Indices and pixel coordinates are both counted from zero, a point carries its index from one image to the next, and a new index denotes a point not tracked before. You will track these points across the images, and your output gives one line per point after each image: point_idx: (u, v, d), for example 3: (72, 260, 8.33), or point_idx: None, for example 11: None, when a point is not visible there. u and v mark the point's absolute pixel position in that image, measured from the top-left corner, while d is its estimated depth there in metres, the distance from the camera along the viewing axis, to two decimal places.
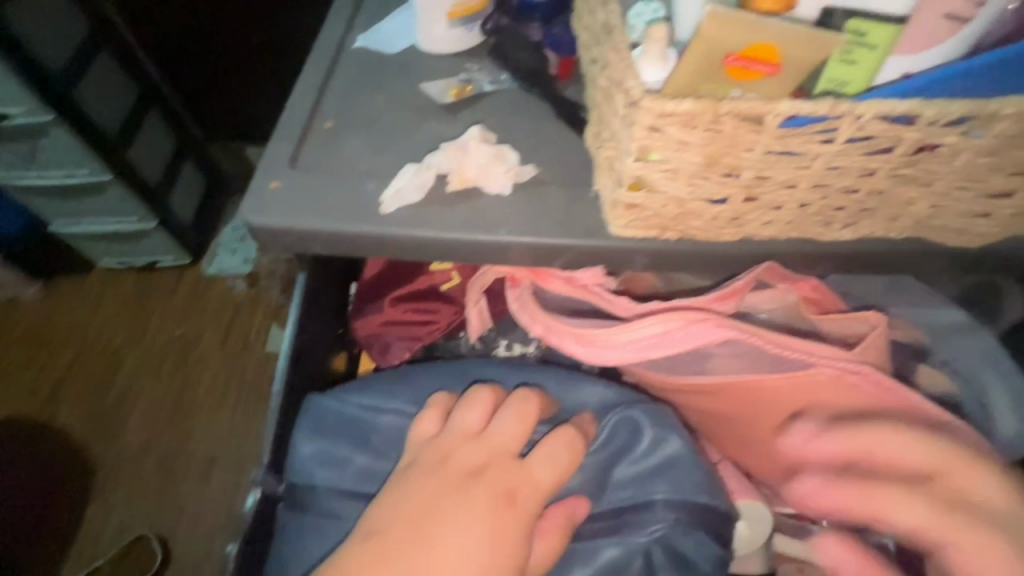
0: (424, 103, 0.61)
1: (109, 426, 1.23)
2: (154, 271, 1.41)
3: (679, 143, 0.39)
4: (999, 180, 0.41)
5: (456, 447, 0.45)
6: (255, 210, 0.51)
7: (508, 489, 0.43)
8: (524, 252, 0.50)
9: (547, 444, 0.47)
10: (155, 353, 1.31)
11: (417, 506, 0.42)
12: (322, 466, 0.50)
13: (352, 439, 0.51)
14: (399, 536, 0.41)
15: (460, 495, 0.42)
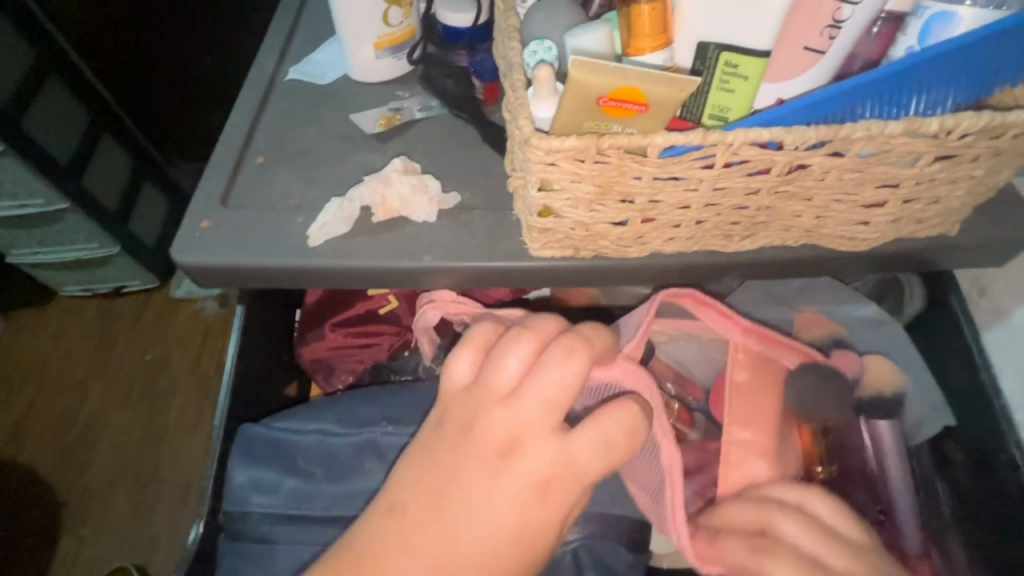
0: (354, 133, 0.64)
1: (77, 459, 1.21)
2: (118, 297, 1.39)
3: (572, 175, 0.42)
4: (869, 191, 0.45)
5: (493, 421, 0.37)
6: (186, 250, 0.52)
7: (546, 480, 0.36)
8: (449, 276, 0.53)
9: (538, 384, 0.38)
10: (121, 382, 1.29)
11: (443, 472, 0.37)
12: (256, 492, 0.50)
13: (284, 463, 0.51)
14: (414, 520, 0.36)
15: (500, 476, 0.36)
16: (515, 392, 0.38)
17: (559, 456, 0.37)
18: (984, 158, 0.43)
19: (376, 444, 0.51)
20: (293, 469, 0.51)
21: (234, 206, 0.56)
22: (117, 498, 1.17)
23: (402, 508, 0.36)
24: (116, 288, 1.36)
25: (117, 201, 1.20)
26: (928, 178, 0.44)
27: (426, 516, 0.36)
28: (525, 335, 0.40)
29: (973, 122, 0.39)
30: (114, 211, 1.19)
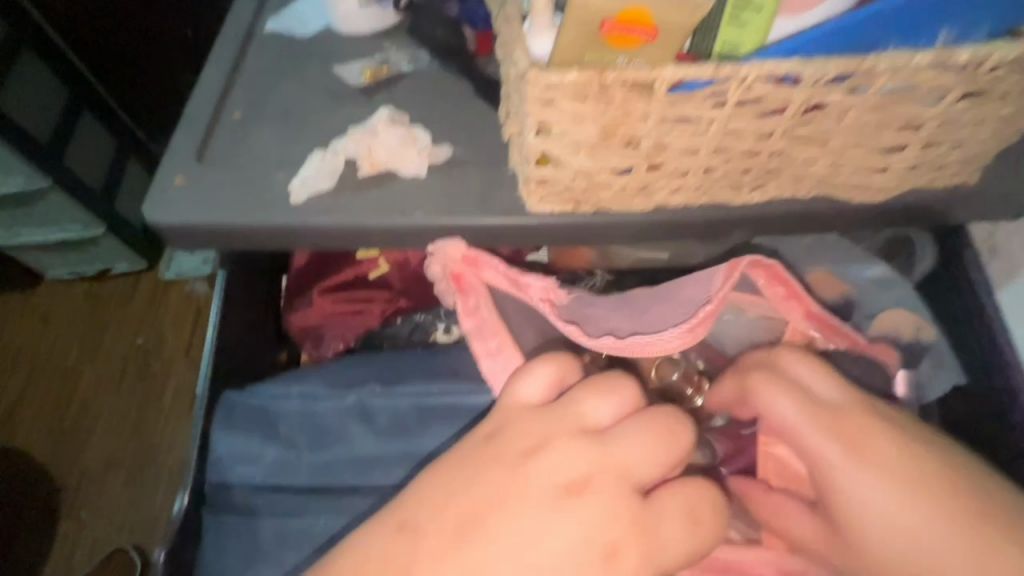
0: (338, 87, 0.59)
1: (69, 446, 1.14)
2: (103, 280, 1.29)
3: (574, 115, 0.38)
4: (889, 135, 0.42)
5: (569, 453, 0.36)
6: (160, 208, 0.49)
7: (609, 541, 0.34)
8: (442, 233, 0.50)
9: (620, 436, 0.37)
10: (113, 365, 1.20)
11: (488, 495, 0.35)
12: (238, 463, 0.48)
13: (266, 430, 0.48)
14: (443, 544, 0.34)
15: (555, 511, 0.34)
16: (606, 427, 0.38)
17: (631, 512, 0.35)
18: (1012, 95, 0.40)
19: (365, 408, 0.48)
20: (266, 440, 0.48)
21: (211, 163, 0.52)
22: (115, 482, 1.10)
23: (433, 522, 0.35)
24: (102, 270, 1.27)
25: (103, 180, 1.13)
26: (951, 118, 0.41)
27: (464, 541, 0.34)
28: (617, 390, 0.40)
29: (1004, 52, 0.36)
30: (101, 191, 1.12)
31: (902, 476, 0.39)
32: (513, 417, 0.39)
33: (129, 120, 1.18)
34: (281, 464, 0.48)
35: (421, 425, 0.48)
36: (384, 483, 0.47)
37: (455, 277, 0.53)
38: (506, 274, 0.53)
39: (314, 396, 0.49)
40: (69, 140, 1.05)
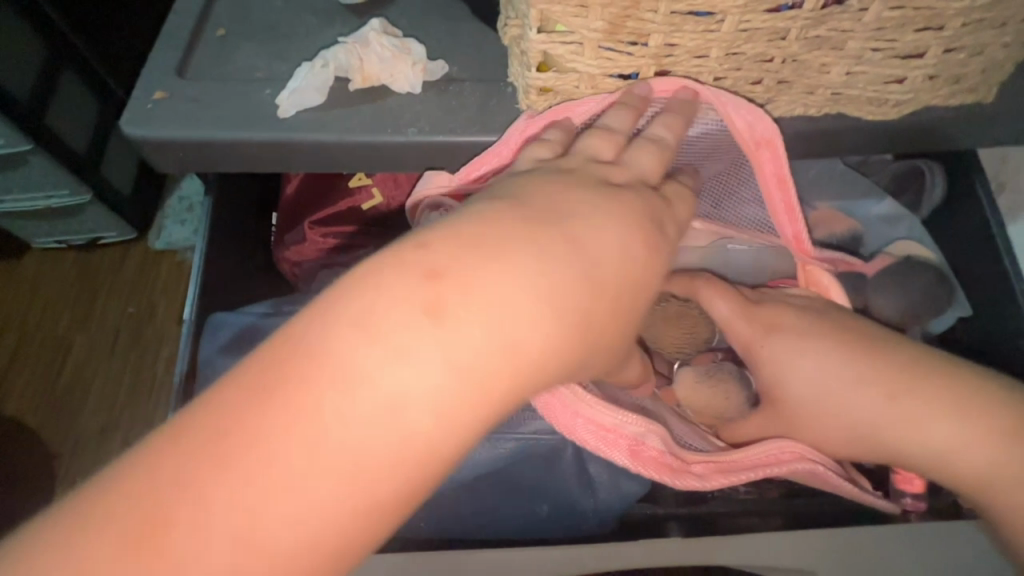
0: (326, 5, 0.56)
1: (62, 409, 1.10)
2: (95, 249, 1.23)
3: (578, 6, 0.36)
4: (909, 37, 0.40)
5: (652, 211, 0.35)
6: (138, 122, 0.46)
7: (568, 323, 0.28)
8: (440, 152, 0.47)
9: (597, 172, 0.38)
10: (107, 331, 1.16)
11: (416, 280, 0.26)
12: (223, 384, 0.46)
13: (251, 349, 0.47)
14: (548, 209, 0.31)
15: (513, 288, 0.27)
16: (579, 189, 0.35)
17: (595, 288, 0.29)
18: None
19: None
20: (246, 361, 0.47)
21: (192, 78, 0.49)
22: (116, 442, 1.08)
23: (540, 198, 0.31)
24: (92, 240, 1.21)
25: (87, 143, 1.05)
26: (975, 18, 0.39)
27: (558, 213, 0.31)
28: None
29: None
30: (86, 155, 1.04)
31: (951, 403, 0.38)
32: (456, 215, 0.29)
33: (111, 81, 1.09)
34: None
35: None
36: None
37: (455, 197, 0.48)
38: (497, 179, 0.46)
39: (303, 313, 0.48)
40: (49, 97, 0.96)
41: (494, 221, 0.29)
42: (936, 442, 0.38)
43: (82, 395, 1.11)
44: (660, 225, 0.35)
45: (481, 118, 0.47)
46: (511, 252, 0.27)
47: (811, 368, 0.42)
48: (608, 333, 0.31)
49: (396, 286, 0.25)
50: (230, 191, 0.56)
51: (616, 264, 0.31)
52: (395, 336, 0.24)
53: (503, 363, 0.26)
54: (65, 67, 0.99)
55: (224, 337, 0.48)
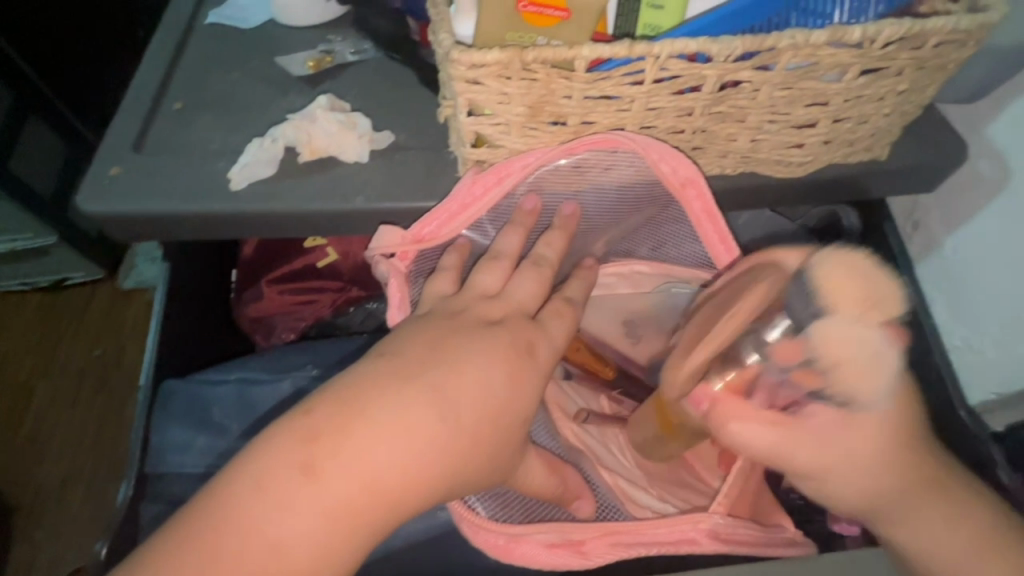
0: (281, 77, 0.59)
1: (19, 462, 1.07)
2: (59, 290, 1.22)
3: (500, 94, 0.40)
4: (801, 111, 0.45)
5: (527, 332, 0.38)
6: (93, 197, 0.48)
7: (447, 462, 0.31)
8: (387, 217, 0.50)
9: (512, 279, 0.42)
10: (69, 379, 1.14)
11: (301, 448, 0.29)
12: (173, 452, 0.48)
13: (198, 418, 0.49)
14: (418, 356, 0.33)
15: (388, 442, 0.30)
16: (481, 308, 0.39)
17: (477, 424, 0.32)
18: (907, 72, 0.43)
19: (298, 391, 0.49)
20: (198, 428, 0.48)
21: (148, 152, 0.52)
22: (76, 495, 1.05)
23: (412, 344, 0.34)
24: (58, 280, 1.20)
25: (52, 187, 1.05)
26: (855, 96, 0.44)
27: (427, 355, 0.33)
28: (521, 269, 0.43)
29: (893, 30, 0.39)
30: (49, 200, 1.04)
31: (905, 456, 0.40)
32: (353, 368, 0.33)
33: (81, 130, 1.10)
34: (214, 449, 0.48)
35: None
36: None
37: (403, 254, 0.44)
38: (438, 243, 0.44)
39: (249, 381, 0.50)
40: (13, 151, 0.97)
41: (383, 373, 0.32)
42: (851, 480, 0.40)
43: (42, 447, 1.09)
44: (532, 349, 0.37)
45: (425, 184, 0.51)
46: (376, 410, 0.30)
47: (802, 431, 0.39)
48: (488, 458, 0.33)
49: (274, 459, 0.29)
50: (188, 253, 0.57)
51: (480, 398, 0.33)
52: (277, 494, 0.28)
53: (383, 510, 0.30)
54: (32, 119, 1.00)
55: (177, 405, 0.50)
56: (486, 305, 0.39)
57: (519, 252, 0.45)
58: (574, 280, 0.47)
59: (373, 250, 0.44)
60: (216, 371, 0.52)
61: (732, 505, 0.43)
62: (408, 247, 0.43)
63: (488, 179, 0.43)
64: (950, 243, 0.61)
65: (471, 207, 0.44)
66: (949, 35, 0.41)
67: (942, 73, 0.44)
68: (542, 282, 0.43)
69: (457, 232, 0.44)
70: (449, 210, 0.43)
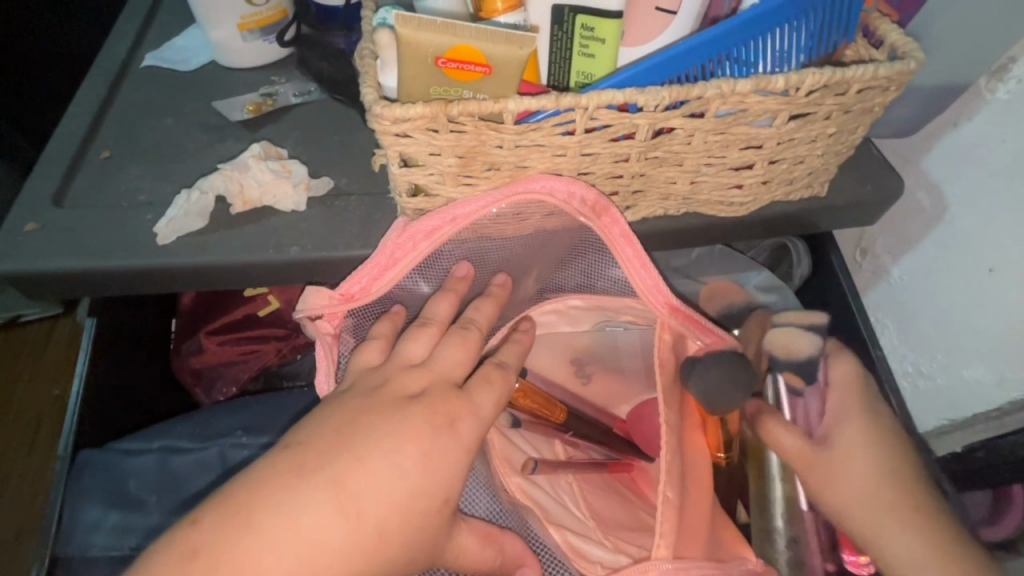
0: (218, 122, 0.58)
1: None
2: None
3: (429, 147, 0.39)
4: (736, 154, 0.45)
5: (447, 404, 0.36)
6: (4, 257, 0.46)
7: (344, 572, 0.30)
8: (322, 266, 0.49)
9: (435, 350, 0.41)
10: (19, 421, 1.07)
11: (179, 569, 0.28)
12: (92, 533, 0.44)
13: (112, 491, 0.46)
14: (321, 450, 0.32)
15: (276, 555, 0.29)
16: (405, 381, 0.38)
17: (379, 524, 0.31)
18: (835, 115, 0.44)
19: (224, 459, 0.47)
20: (118, 506, 0.45)
21: (70, 206, 0.49)
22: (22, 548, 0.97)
23: (320, 437, 0.33)
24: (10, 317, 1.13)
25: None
26: (789, 138, 0.44)
27: (332, 448, 0.32)
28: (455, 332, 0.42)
29: (816, 78, 0.40)
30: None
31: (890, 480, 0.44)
32: (254, 474, 0.31)
33: None
34: (133, 527, 0.44)
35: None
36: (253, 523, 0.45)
37: (332, 316, 0.44)
38: (360, 290, 0.44)
39: (172, 449, 0.48)
40: None
41: (282, 473, 0.31)
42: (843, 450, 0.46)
43: None
44: (453, 423, 0.36)
45: (363, 231, 0.49)
46: (273, 516, 0.29)
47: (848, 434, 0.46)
48: (396, 557, 0.32)
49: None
50: (118, 310, 0.54)
51: (388, 485, 0.32)
52: None
53: None
54: None
55: (93, 480, 0.46)
56: (406, 377, 0.38)
57: (451, 315, 0.44)
58: (508, 345, 0.46)
59: (299, 312, 0.44)
60: (137, 440, 0.48)
61: (678, 545, 0.41)
62: (337, 309, 0.44)
63: (427, 225, 0.43)
64: (897, 269, 0.63)
65: (398, 257, 0.44)
66: (870, 82, 0.41)
67: (870, 115, 0.45)
68: (468, 347, 0.41)
69: (389, 285, 0.45)
70: (375, 263, 0.44)
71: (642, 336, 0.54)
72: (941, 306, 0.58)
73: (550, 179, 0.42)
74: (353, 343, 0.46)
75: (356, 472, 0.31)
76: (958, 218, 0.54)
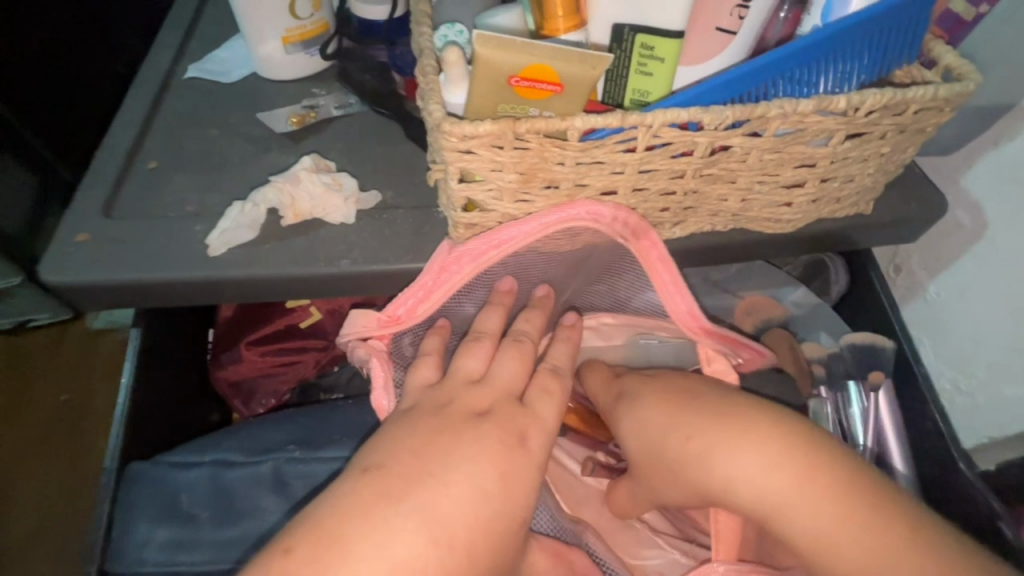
0: (261, 134, 0.58)
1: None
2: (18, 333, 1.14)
3: (492, 163, 0.39)
4: (789, 172, 0.45)
5: (512, 428, 0.36)
6: (58, 269, 0.46)
7: None
8: (373, 279, 0.49)
9: (497, 365, 0.40)
10: (37, 424, 1.06)
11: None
12: (147, 550, 0.44)
13: (164, 506, 0.46)
14: (401, 472, 0.32)
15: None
16: (469, 401, 0.38)
17: (462, 540, 0.31)
18: (889, 135, 0.44)
19: (279, 476, 0.47)
20: (173, 522, 0.45)
21: (119, 217, 0.50)
22: (41, 552, 0.96)
23: (397, 457, 0.33)
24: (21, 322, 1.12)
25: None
26: (843, 157, 0.44)
27: (414, 474, 0.32)
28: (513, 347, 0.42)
29: (877, 99, 0.40)
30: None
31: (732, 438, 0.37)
32: (333, 497, 0.31)
33: None
34: (189, 543, 0.44)
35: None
36: None
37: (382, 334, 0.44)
38: (400, 309, 0.44)
39: (226, 463, 0.47)
40: None
41: (364, 490, 0.31)
42: (735, 480, 0.36)
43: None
44: (526, 441, 0.36)
45: (412, 244, 0.50)
46: (367, 546, 0.29)
47: (631, 415, 0.43)
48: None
49: None
50: (160, 321, 0.54)
51: (470, 508, 0.31)
52: None
53: None
54: None
55: (144, 496, 0.46)
56: (468, 395, 0.38)
57: (500, 328, 0.44)
58: (557, 343, 0.45)
59: (346, 336, 0.44)
60: (185, 456, 0.48)
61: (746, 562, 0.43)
62: (384, 331, 0.44)
63: (476, 248, 0.43)
64: (934, 287, 0.62)
65: (445, 279, 0.44)
66: (928, 102, 0.42)
67: (921, 136, 0.46)
68: (525, 362, 0.41)
69: (435, 307, 0.44)
70: (422, 287, 0.44)
71: (678, 350, 0.51)
72: (980, 324, 0.57)
73: (593, 206, 0.42)
74: (405, 359, 0.45)
75: (426, 486, 0.31)
76: (998, 236, 0.54)
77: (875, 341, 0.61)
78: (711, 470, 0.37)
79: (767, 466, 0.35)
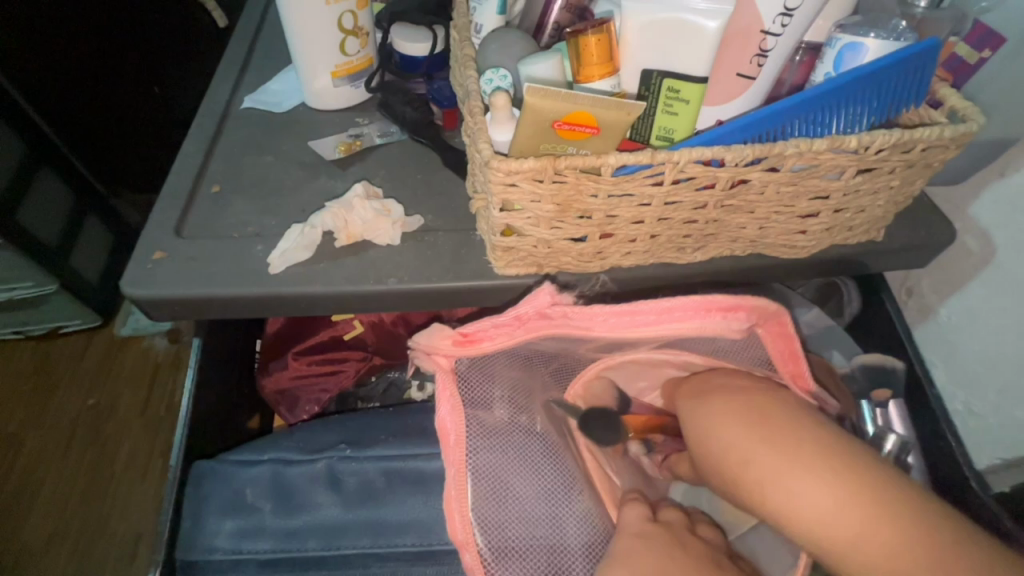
0: (312, 161, 0.63)
1: (12, 512, 1.03)
2: (56, 337, 1.20)
3: (532, 195, 0.43)
4: (804, 204, 0.49)
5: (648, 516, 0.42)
6: (137, 283, 0.51)
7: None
8: (417, 294, 0.53)
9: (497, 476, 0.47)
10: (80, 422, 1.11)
11: None
12: (226, 539, 0.48)
13: (228, 502, 0.50)
14: None
15: None
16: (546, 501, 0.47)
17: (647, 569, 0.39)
18: (899, 170, 0.48)
19: (333, 473, 0.51)
20: (236, 519, 0.49)
21: (188, 237, 0.55)
22: (79, 545, 1.00)
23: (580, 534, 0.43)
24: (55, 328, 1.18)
25: (58, 239, 1.01)
26: (855, 190, 0.48)
27: None
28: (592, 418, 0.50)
29: (885, 139, 0.44)
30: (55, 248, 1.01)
31: (832, 453, 0.38)
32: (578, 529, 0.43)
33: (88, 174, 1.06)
34: (255, 537, 0.48)
35: (386, 492, 0.50)
36: (350, 551, 0.48)
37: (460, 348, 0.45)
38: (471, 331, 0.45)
39: (285, 461, 0.51)
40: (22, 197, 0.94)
41: None
42: (810, 500, 0.37)
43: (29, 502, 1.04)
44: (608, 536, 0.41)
45: (451, 264, 0.54)
46: None
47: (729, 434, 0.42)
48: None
49: None
50: (218, 330, 0.59)
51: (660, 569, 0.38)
52: None
53: None
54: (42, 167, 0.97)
55: (213, 493, 0.50)
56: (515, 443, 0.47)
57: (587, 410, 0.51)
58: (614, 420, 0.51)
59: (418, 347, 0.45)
60: (247, 458, 0.52)
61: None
62: (454, 351, 0.45)
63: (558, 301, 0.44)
64: (946, 309, 0.63)
65: (528, 322, 0.45)
66: (935, 142, 0.45)
67: (928, 172, 0.49)
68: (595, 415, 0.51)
69: (511, 340, 0.46)
70: (506, 335, 0.45)
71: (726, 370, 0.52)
72: (991, 345, 0.59)
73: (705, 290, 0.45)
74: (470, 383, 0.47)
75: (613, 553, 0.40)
76: (1007, 263, 0.56)
77: (886, 363, 0.62)
78: (792, 503, 0.37)
79: (844, 469, 0.37)
